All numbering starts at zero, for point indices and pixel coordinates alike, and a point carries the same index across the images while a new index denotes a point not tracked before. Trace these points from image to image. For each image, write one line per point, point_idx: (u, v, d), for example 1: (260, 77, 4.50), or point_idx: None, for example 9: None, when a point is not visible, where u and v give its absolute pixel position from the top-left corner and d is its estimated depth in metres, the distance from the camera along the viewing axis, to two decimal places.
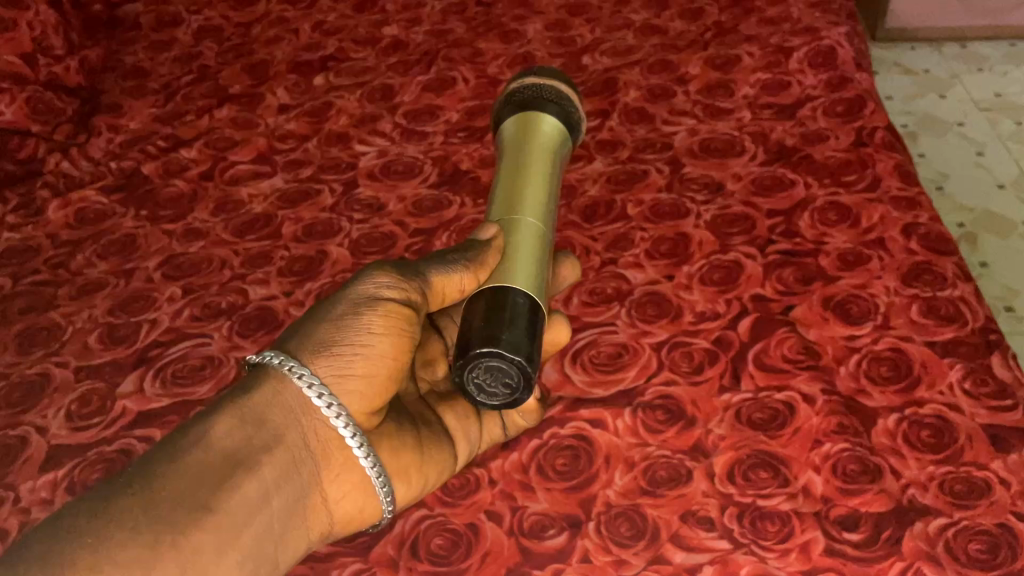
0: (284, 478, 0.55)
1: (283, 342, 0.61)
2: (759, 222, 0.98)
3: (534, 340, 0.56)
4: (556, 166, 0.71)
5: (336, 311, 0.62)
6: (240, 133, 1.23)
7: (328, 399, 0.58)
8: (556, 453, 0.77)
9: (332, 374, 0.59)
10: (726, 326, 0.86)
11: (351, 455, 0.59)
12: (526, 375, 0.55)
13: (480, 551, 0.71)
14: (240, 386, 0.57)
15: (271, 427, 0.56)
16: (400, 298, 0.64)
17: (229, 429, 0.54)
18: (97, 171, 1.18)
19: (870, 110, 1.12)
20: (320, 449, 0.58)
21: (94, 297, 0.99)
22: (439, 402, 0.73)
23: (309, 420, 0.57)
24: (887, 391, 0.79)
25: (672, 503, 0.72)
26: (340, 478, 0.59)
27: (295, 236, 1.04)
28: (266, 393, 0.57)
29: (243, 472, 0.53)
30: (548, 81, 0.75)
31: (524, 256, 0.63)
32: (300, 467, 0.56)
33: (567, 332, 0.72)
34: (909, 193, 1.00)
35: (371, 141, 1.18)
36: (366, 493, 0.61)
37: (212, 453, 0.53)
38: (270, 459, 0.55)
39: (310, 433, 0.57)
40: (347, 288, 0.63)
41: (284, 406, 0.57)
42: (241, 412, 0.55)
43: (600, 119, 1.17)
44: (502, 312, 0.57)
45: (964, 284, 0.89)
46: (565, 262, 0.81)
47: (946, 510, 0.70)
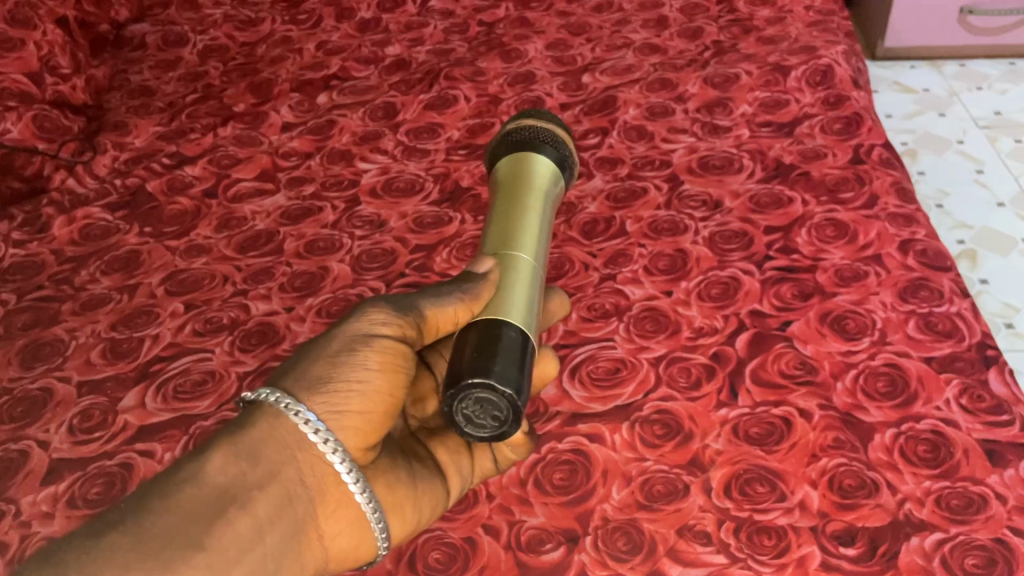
0: (279, 513, 0.51)
1: (273, 378, 0.56)
2: (757, 238, 0.99)
3: (524, 371, 0.51)
4: (552, 207, 0.65)
5: (331, 346, 0.58)
6: (243, 150, 1.24)
7: (324, 434, 0.53)
8: (553, 467, 0.78)
9: (328, 407, 0.55)
10: (723, 341, 0.87)
11: (346, 492, 0.54)
12: (516, 408, 0.50)
13: (478, 564, 0.71)
14: (233, 422, 0.53)
15: (266, 462, 0.52)
16: (397, 332, 0.60)
17: (222, 463, 0.50)
18: (102, 188, 1.19)
19: (867, 128, 1.13)
20: (318, 486, 0.53)
21: (98, 312, 0.99)
22: (430, 436, 0.67)
23: (305, 455, 0.53)
24: (883, 406, 0.79)
25: (669, 518, 0.73)
26: (335, 513, 0.54)
27: (297, 253, 1.05)
28: (262, 429, 0.53)
29: (237, 509, 0.49)
30: (543, 124, 0.68)
31: (519, 295, 0.56)
32: (296, 503, 0.52)
33: (555, 367, 0.67)
34: (906, 210, 1.00)
35: (373, 159, 1.20)
36: (364, 528, 0.55)
37: (205, 489, 0.49)
38: (264, 494, 0.51)
39: (306, 469, 0.53)
40: (341, 323, 0.59)
41: (280, 442, 0.52)
42: (236, 444, 0.51)
43: (600, 137, 1.19)
44: (495, 342, 0.52)
45: (961, 300, 0.90)
46: (554, 296, 0.74)
47: (942, 526, 0.70)
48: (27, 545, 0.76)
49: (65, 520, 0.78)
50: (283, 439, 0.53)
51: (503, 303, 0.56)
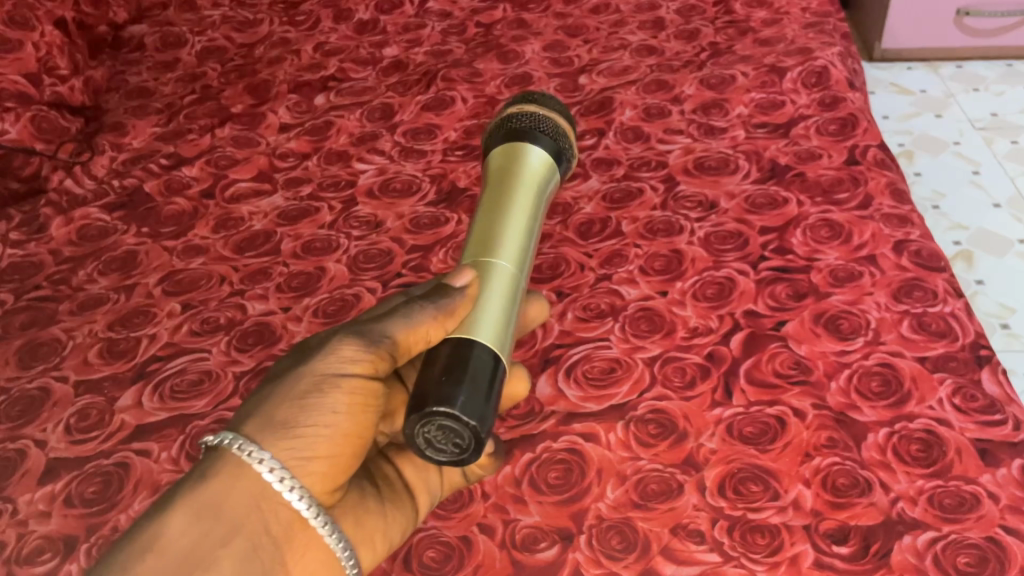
0: (248, 568, 0.51)
1: (237, 419, 0.56)
2: (752, 239, 0.99)
3: (490, 399, 0.51)
4: (540, 206, 0.65)
5: (298, 382, 0.57)
6: (241, 151, 1.25)
7: (288, 480, 0.53)
8: (549, 466, 0.78)
9: (293, 448, 0.54)
10: (718, 341, 0.87)
11: (317, 533, 0.54)
12: (480, 438, 0.50)
13: (473, 562, 0.72)
14: (192, 475, 0.52)
15: (228, 517, 0.51)
16: (368, 363, 0.58)
17: (181, 526, 0.50)
18: (100, 189, 1.19)
19: (862, 129, 1.14)
20: (286, 534, 0.52)
21: (95, 312, 1.00)
22: (397, 453, 0.67)
23: (269, 505, 0.52)
24: (877, 405, 0.80)
25: (663, 517, 0.73)
26: (309, 560, 0.53)
27: (294, 253, 1.05)
28: (222, 481, 0.52)
29: (202, 574, 0.49)
30: (545, 115, 0.70)
31: (495, 307, 0.56)
32: (264, 556, 0.51)
33: (526, 385, 0.69)
34: (901, 211, 1.01)
35: (370, 159, 1.20)
36: (337, 571, 0.54)
37: (167, 556, 0.49)
38: (230, 552, 0.50)
39: (273, 518, 0.52)
40: (309, 357, 0.58)
41: (243, 493, 0.52)
42: (195, 504, 0.51)
43: (596, 138, 1.19)
44: (463, 368, 0.52)
45: (955, 300, 0.90)
46: (533, 302, 0.74)
47: (935, 524, 0.70)
48: (24, 544, 0.76)
49: (62, 519, 0.78)
50: (246, 491, 0.52)
51: (479, 315, 0.56)
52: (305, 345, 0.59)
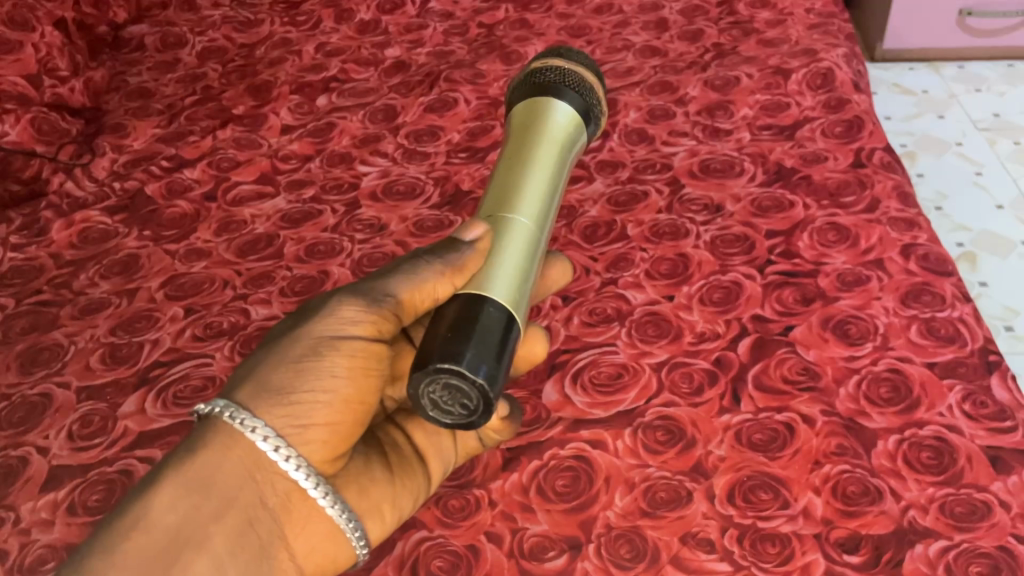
0: (238, 541, 0.53)
1: (234, 384, 0.57)
2: (758, 243, 0.98)
3: (499, 359, 0.51)
4: (564, 163, 0.64)
5: (294, 349, 0.58)
6: (243, 153, 1.24)
7: (283, 449, 0.54)
8: (556, 474, 0.77)
9: (289, 416, 0.56)
10: (726, 346, 0.87)
11: (315, 504, 0.56)
12: (487, 398, 0.50)
13: (481, 572, 0.71)
14: (185, 445, 0.54)
15: (219, 492, 0.53)
16: (368, 329, 0.60)
17: (169, 502, 0.52)
18: (100, 191, 1.18)
19: (868, 132, 1.13)
20: (281, 503, 0.55)
21: (97, 316, 0.99)
22: (407, 419, 0.68)
23: (265, 475, 0.54)
24: (886, 412, 0.79)
25: (672, 525, 0.72)
26: (306, 530, 0.55)
27: (297, 257, 1.04)
28: (214, 453, 0.54)
29: (192, 550, 0.51)
30: (572, 67, 0.68)
31: (509, 264, 0.56)
32: (257, 527, 0.54)
33: (543, 347, 0.68)
34: (908, 214, 1.00)
35: (373, 162, 1.19)
36: (337, 538, 0.57)
37: (155, 532, 0.51)
38: (220, 527, 0.52)
39: (267, 489, 0.54)
40: (308, 323, 0.59)
41: (234, 466, 0.53)
42: (184, 480, 0.52)
43: (601, 140, 1.18)
44: (471, 325, 0.51)
45: (963, 305, 0.89)
46: (556, 264, 0.76)
47: (946, 533, 0.70)
48: (27, 553, 0.76)
49: (65, 528, 0.77)
50: (237, 463, 0.54)
51: (492, 271, 0.56)
52: (307, 308, 0.61)
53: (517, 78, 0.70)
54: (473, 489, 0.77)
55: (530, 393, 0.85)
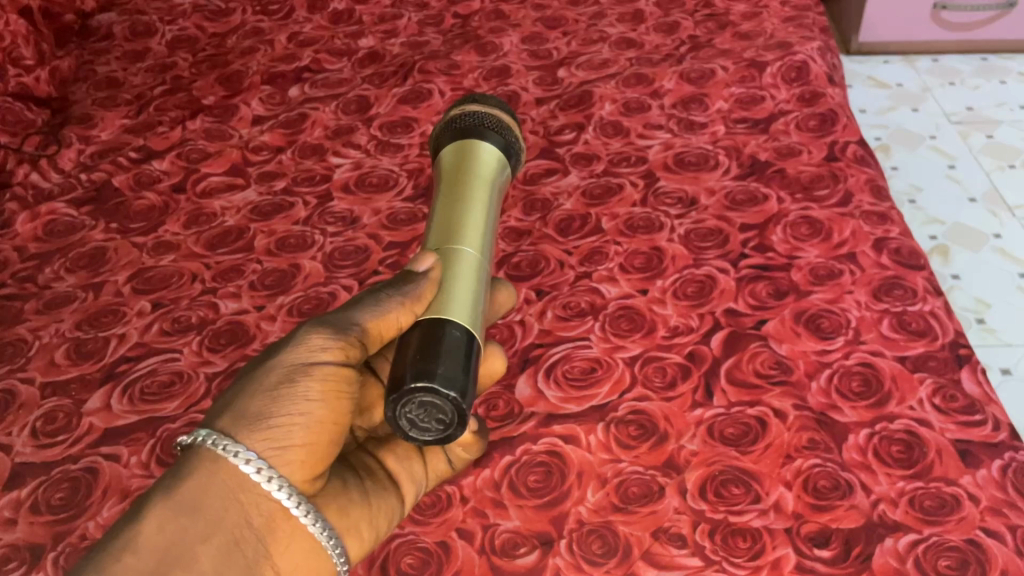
0: (225, 561, 0.50)
1: (210, 416, 0.56)
2: (732, 236, 0.98)
3: (469, 372, 0.51)
4: (496, 198, 0.66)
5: (268, 377, 0.57)
6: (213, 144, 1.22)
7: (266, 471, 0.53)
8: (528, 470, 0.77)
9: (268, 440, 0.54)
10: (699, 340, 0.87)
11: (296, 523, 0.53)
12: (461, 411, 0.50)
13: (452, 570, 0.71)
14: (170, 472, 0.52)
15: (207, 513, 0.51)
16: (337, 355, 0.59)
17: (159, 524, 0.49)
18: (67, 183, 1.16)
19: (842, 125, 1.13)
20: (266, 524, 0.52)
21: (62, 311, 0.97)
22: (378, 447, 0.66)
23: (249, 496, 0.52)
24: (858, 406, 0.79)
25: (644, 520, 0.72)
26: (291, 549, 0.53)
27: (268, 250, 1.03)
28: (200, 476, 0.52)
29: (181, 568, 0.48)
30: (486, 109, 0.70)
31: (463, 288, 0.56)
32: (244, 545, 0.51)
33: (501, 360, 0.69)
34: (881, 208, 1.00)
35: (346, 153, 1.18)
36: (320, 557, 0.54)
37: (143, 554, 0.48)
38: (208, 548, 0.50)
39: (252, 507, 0.52)
40: (279, 353, 0.58)
41: (220, 488, 0.51)
42: (173, 500, 0.50)
43: (576, 132, 1.18)
44: (438, 344, 0.52)
45: (935, 298, 0.90)
46: (502, 289, 0.75)
47: (915, 527, 0.70)
48: None
49: (28, 527, 0.76)
50: (222, 483, 0.52)
51: (448, 298, 0.56)
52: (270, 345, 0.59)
53: (436, 127, 0.72)
54: (444, 486, 0.76)
55: (502, 389, 0.84)
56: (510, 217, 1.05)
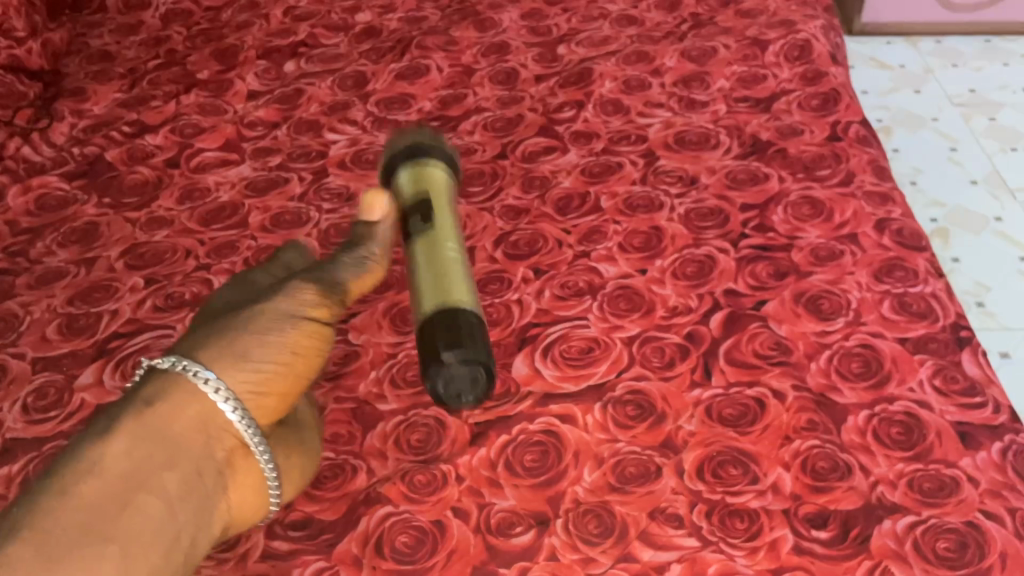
0: (189, 484, 0.55)
1: (181, 350, 0.61)
2: (732, 216, 0.97)
3: (485, 340, 0.60)
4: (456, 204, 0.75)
5: (246, 321, 0.62)
6: (208, 119, 1.20)
7: (240, 404, 0.59)
8: (524, 449, 0.76)
9: (243, 376, 0.59)
10: (698, 320, 0.86)
11: (252, 458, 0.59)
12: (491, 372, 0.60)
13: (446, 548, 0.70)
14: (134, 401, 0.57)
15: (171, 440, 0.56)
16: (312, 311, 0.65)
17: (127, 447, 0.54)
18: (59, 157, 1.15)
19: (844, 105, 1.12)
20: (227, 458, 0.58)
21: (54, 286, 0.96)
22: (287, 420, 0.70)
23: (215, 427, 0.58)
24: (858, 387, 0.79)
25: (640, 501, 0.72)
26: (238, 480, 0.59)
27: (263, 226, 1.02)
28: (167, 405, 0.57)
29: (151, 489, 0.53)
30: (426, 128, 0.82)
31: (458, 282, 0.63)
32: (205, 476, 0.56)
33: None
34: (883, 188, 0.99)
35: (342, 129, 1.16)
36: (257, 490, 0.61)
37: (111, 473, 0.52)
38: (172, 471, 0.55)
39: (216, 440, 0.57)
40: (264, 300, 0.65)
41: (185, 416, 0.57)
42: (142, 428, 0.55)
43: (575, 110, 1.16)
44: (457, 322, 0.59)
45: (936, 280, 0.89)
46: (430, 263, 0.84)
47: (914, 509, 0.69)
48: None
49: None
50: (194, 411, 0.57)
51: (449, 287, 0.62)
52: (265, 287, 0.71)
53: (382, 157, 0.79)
54: (439, 465, 0.76)
55: (497, 367, 0.83)
56: (509, 195, 1.04)
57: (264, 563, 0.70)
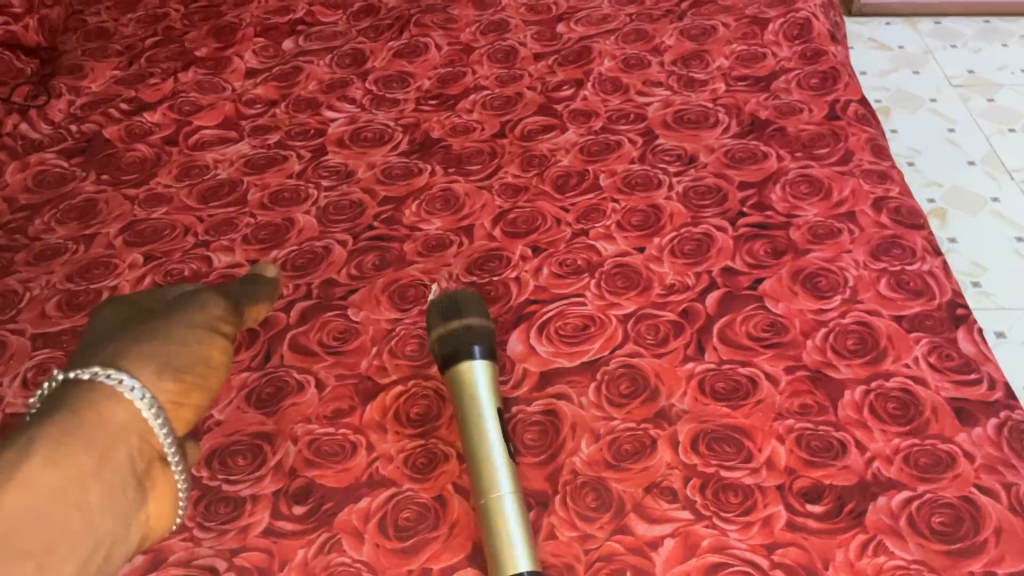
0: (110, 498, 0.58)
1: (102, 360, 0.66)
2: (730, 195, 0.97)
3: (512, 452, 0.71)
4: None
5: (171, 332, 0.70)
6: (206, 97, 1.20)
7: (160, 418, 0.64)
8: (524, 427, 0.77)
9: (167, 386, 0.66)
10: (694, 298, 0.86)
11: (169, 470, 0.63)
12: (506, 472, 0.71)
13: (447, 522, 0.71)
14: (54, 419, 0.59)
15: (93, 453, 0.58)
16: (221, 325, 0.75)
17: (47, 461, 0.56)
18: (57, 134, 1.15)
19: (843, 84, 1.12)
20: (147, 468, 0.61)
21: (53, 262, 0.96)
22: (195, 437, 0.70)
23: (138, 439, 0.61)
24: (853, 363, 0.79)
25: (637, 476, 0.72)
26: (159, 495, 0.62)
27: (261, 203, 1.02)
28: (91, 419, 0.60)
29: (70, 503, 0.55)
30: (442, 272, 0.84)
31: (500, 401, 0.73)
32: (126, 489, 0.59)
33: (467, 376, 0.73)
34: (881, 167, 0.99)
35: (340, 107, 1.16)
36: (174, 505, 0.63)
37: (32, 489, 0.54)
38: (94, 485, 0.57)
39: (137, 451, 0.61)
40: (183, 311, 0.73)
41: (107, 429, 0.60)
42: (66, 439, 0.58)
43: (574, 88, 1.16)
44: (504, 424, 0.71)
45: (933, 258, 0.89)
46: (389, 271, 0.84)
47: (909, 484, 0.70)
48: None
49: None
50: (118, 422, 0.61)
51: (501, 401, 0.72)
52: (178, 299, 0.75)
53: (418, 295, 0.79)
54: (437, 442, 0.76)
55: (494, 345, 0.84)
56: (507, 173, 1.03)
57: (264, 538, 0.71)
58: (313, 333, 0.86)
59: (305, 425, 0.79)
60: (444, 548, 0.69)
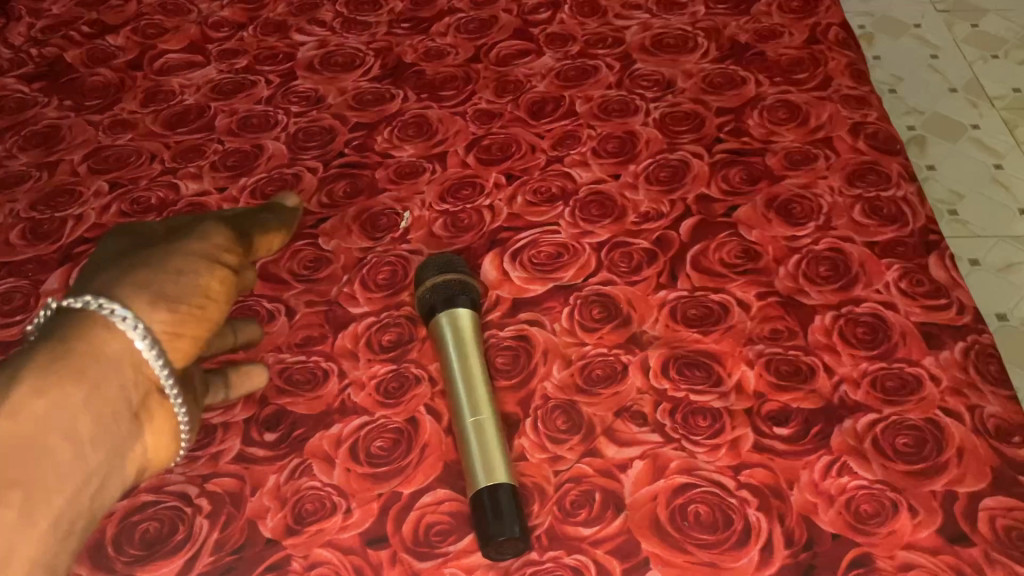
0: (103, 430, 0.57)
1: (97, 289, 0.62)
2: (708, 120, 0.96)
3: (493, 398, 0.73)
4: None
5: (169, 261, 0.65)
6: (171, 20, 1.16)
7: (159, 348, 0.60)
8: (496, 353, 0.77)
9: (163, 316, 0.61)
10: (668, 226, 0.85)
11: (167, 403, 0.61)
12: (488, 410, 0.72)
13: (420, 445, 0.71)
14: (48, 350, 0.57)
15: (87, 385, 0.56)
16: (226, 255, 0.69)
17: (38, 392, 0.54)
18: (16, 59, 1.11)
19: (825, 7, 1.09)
20: (141, 400, 0.60)
21: (16, 190, 0.94)
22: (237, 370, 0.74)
23: (134, 372, 0.59)
24: (824, 289, 0.79)
25: (607, 401, 0.73)
26: (157, 426, 0.61)
27: (229, 130, 0.99)
28: (86, 350, 0.58)
29: (60, 437, 0.54)
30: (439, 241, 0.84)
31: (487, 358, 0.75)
32: (118, 420, 0.58)
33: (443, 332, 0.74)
34: (861, 91, 0.98)
35: (311, 31, 1.13)
36: (171, 436, 0.62)
37: (22, 421, 0.53)
38: (86, 417, 0.56)
39: (130, 382, 0.59)
40: (182, 241, 0.68)
41: (102, 360, 0.58)
42: (58, 368, 0.56)
43: (551, 11, 1.13)
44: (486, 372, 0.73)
45: (909, 184, 0.88)
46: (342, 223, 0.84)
47: (875, 407, 0.71)
48: None
49: None
50: (113, 354, 0.58)
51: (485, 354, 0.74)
52: (180, 228, 0.70)
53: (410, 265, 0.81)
54: (409, 366, 0.76)
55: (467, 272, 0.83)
56: (481, 99, 1.01)
57: (236, 464, 0.71)
58: (284, 262, 0.85)
59: (276, 353, 0.78)
60: (417, 470, 0.70)
